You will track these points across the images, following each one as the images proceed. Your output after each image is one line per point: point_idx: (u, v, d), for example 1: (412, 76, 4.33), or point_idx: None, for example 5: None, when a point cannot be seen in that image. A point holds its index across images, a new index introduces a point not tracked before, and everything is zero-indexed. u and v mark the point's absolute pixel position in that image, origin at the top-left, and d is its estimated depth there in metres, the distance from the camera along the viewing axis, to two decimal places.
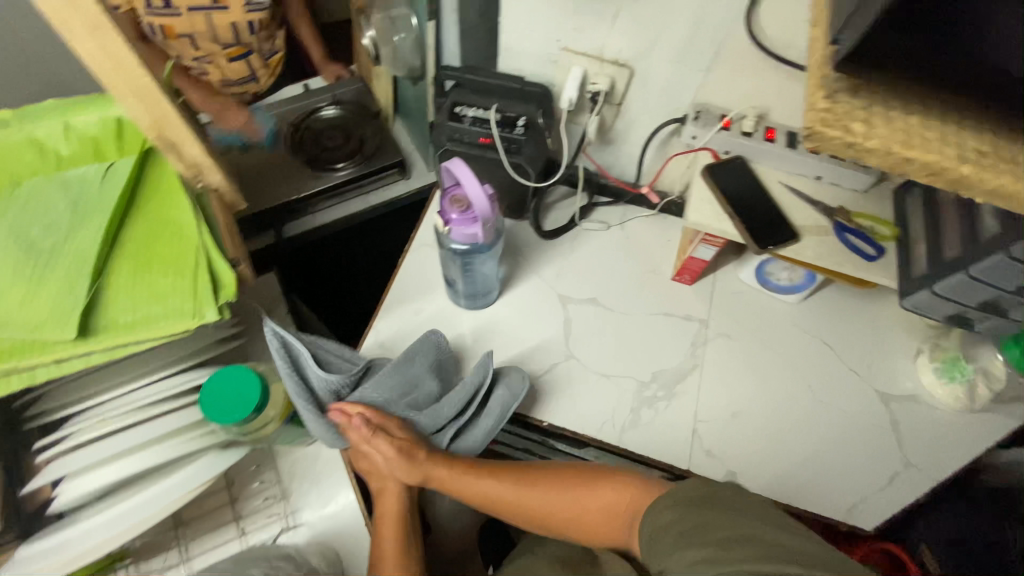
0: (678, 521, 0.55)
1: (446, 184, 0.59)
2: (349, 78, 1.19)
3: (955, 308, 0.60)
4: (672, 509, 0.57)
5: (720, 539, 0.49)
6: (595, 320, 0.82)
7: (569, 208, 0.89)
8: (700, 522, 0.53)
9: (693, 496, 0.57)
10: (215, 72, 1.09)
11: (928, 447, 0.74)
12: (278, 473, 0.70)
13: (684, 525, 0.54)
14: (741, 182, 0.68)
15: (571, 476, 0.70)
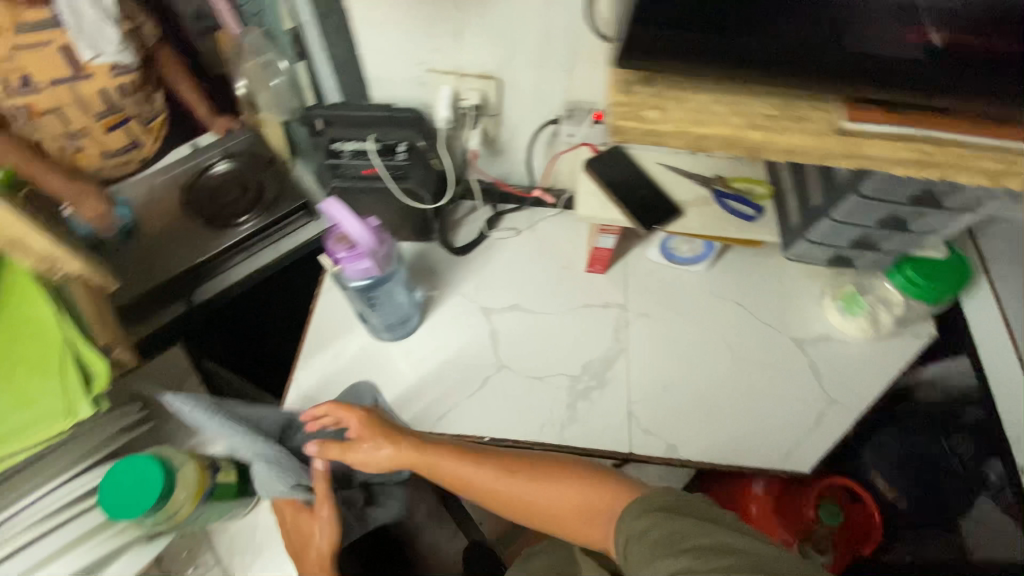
0: (651, 534, 0.50)
1: (328, 224, 0.58)
2: (238, 128, 1.16)
3: (832, 251, 0.64)
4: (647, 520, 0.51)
5: (697, 548, 0.46)
6: (520, 326, 0.82)
7: (477, 221, 0.90)
8: (675, 530, 0.49)
9: (666, 504, 0.52)
10: (93, 146, 1.01)
11: (846, 381, 0.79)
12: (217, 554, 0.67)
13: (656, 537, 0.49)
14: (622, 169, 0.70)
15: (557, 467, 0.62)
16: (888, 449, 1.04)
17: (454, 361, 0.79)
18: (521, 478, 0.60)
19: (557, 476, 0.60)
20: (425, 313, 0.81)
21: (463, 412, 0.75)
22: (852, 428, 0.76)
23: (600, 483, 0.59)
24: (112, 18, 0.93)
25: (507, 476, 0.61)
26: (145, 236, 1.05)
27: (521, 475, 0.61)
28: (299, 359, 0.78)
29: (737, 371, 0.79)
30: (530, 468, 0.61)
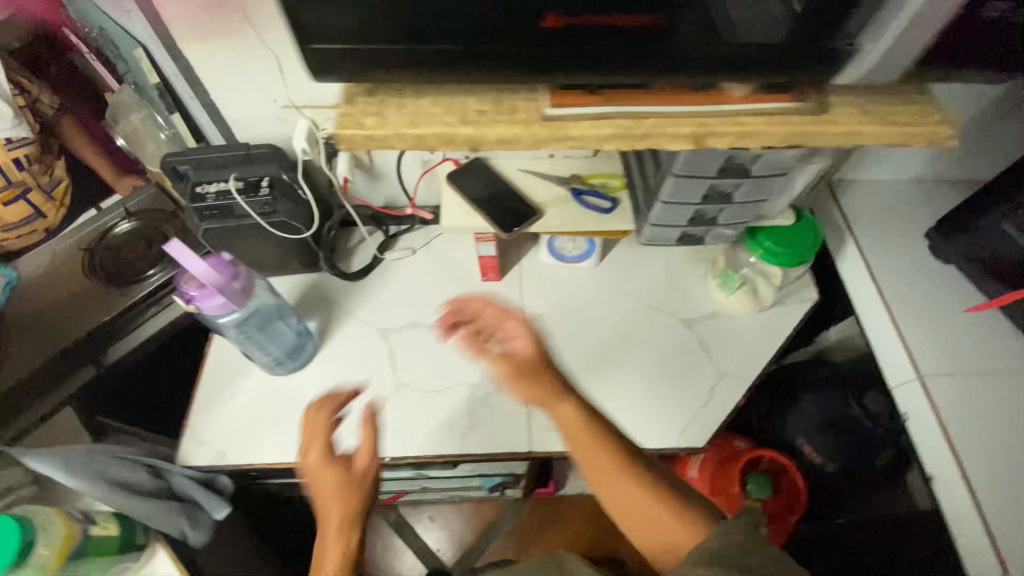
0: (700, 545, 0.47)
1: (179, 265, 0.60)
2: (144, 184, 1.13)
3: (677, 230, 0.67)
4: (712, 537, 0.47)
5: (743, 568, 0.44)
6: (418, 342, 0.83)
7: (371, 245, 0.91)
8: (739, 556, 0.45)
9: (737, 532, 0.47)
10: None
11: (735, 353, 0.81)
12: None
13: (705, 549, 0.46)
14: (482, 178, 0.74)
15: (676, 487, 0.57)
16: (809, 416, 1.06)
17: (352, 385, 0.80)
18: (637, 472, 0.56)
19: (659, 488, 0.55)
20: (322, 340, 0.83)
21: (364, 435, 0.76)
22: (743, 397, 0.78)
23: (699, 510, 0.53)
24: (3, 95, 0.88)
25: (614, 449, 0.57)
26: (40, 302, 1.02)
27: (638, 475, 0.56)
28: (193, 405, 0.78)
29: (631, 359, 0.82)
30: (644, 464, 0.57)
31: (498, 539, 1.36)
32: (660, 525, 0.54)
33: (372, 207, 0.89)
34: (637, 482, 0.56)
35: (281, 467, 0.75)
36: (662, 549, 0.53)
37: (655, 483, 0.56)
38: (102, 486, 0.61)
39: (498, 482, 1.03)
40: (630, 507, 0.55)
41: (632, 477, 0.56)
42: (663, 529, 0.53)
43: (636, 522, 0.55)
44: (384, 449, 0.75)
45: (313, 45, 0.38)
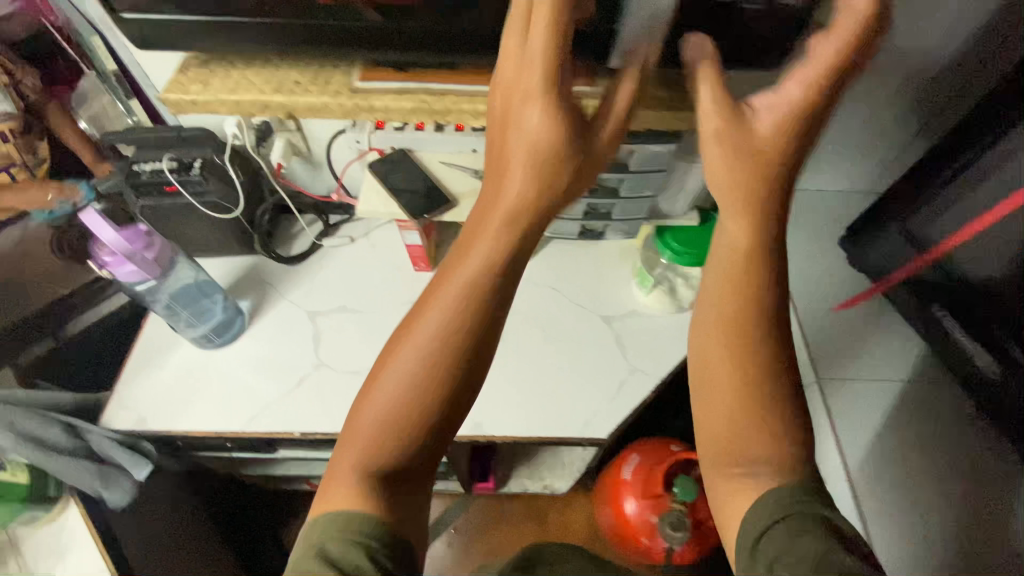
0: (770, 537, 0.42)
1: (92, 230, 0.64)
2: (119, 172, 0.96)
3: (575, 223, 0.70)
4: (772, 489, 0.45)
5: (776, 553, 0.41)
6: (345, 325, 0.86)
7: (310, 232, 0.94)
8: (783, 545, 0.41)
9: (803, 512, 0.43)
10: None
11: (649, 351, 0.83)
12: (21, 560, 0.71)
13: (771, 548, 0.42)
14: (403, 169, 0.78)
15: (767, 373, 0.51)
16: None
17: (275, 362, 0.83)
18: (763, 329, 0.48)
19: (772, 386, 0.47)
20: (253, 318, 0.86)
21: (279, 410, 0.79)
22: (651, 393, 0.80)
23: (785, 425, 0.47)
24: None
25: (752, 306, 0.48)
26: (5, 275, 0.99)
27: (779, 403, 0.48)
28: (122, 373, 0.81)
29: (550, 352, 0.83)
30: (769, 335, 0.48)
31: (445, 536, 1.37)
32: (746, 447, 0.47)
33: (310, 196, 0.92)
34: (741, 361, 0.48)
35: (196, 436, 0.78)
36: (726, 449, 0.48)
37: (762, 363, 0.48)
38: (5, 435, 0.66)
39: None
40: (710, 375, 0.49)
41: (757, 343, 0.48)
42: (748, 444, 0.47)
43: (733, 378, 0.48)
44: (296, 423, 0.78)
45: (128, 14, 0.43)
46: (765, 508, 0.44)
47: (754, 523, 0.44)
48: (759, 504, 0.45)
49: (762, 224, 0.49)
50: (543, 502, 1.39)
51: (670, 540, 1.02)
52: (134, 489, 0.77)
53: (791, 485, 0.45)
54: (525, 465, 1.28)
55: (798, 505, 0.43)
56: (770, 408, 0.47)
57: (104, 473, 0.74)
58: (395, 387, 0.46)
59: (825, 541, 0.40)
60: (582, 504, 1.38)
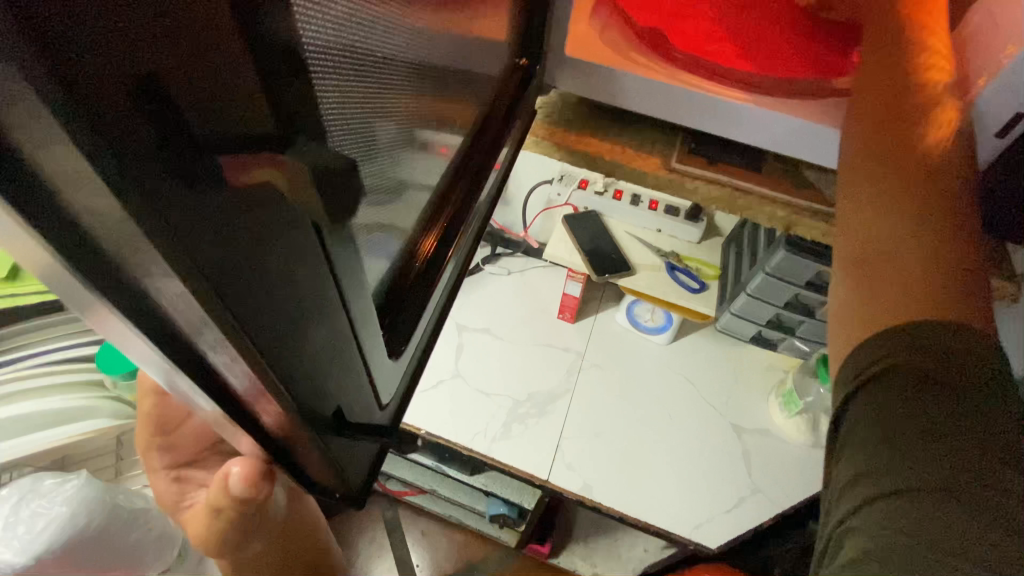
0: (859, 410, 0.30)
1: None
2: None
3: (754, 327, 0.70)
4: (877, 334, 0.31)
5: (863, 421, 0.30)
6: (485, 348, 0.91)
7: (478, 254, 1.02)
8: (878, 422, 0.29)
9: (934, 396, 0.29)
10: None
11: (776, 477, 0.80)
12: None
13: (852, 422, 0.31)
14: (593, 228, 0.84)
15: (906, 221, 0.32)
16: None
17: None
18: (922, 136, 0.34)
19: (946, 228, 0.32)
20: None
21: (412, 404, 0.84)
22: (770, 519, 0.77)
23: (968, 296, 0.30)
24: None
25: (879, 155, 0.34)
26: None
27: (911, 278, 0.31)
28: None
29: (670, 438, 0.83)
30: (913, 149, 0.34)
31: None
32: (913, 293, 0.31)
33: (493, 225, 1.03)
34: (883, 215, 0.33)
35: None
36: (871, 270, 0.32)
37: (934, 199, 0.33)
38: None
39: (500, 514, 1.04)
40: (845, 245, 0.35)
41: (915, 155, 0.34)
42: (914, 292, 0.31)
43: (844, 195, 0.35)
44: (423, 422, 0.83)
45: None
46: (867, 350, 0.31)
47: (853, 368, 0.32)
48: (867, 347, 0.31)
49: (902, 91, 0.35)
50: None
51: None
52: None
53: (941, 334, 0.29)
54: (580, 543, 1.25)
55: (925, 363, 0.29)
56: (933, 252, 0.31)
57: None
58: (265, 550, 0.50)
59: (948, 424, 0.28)
60: None
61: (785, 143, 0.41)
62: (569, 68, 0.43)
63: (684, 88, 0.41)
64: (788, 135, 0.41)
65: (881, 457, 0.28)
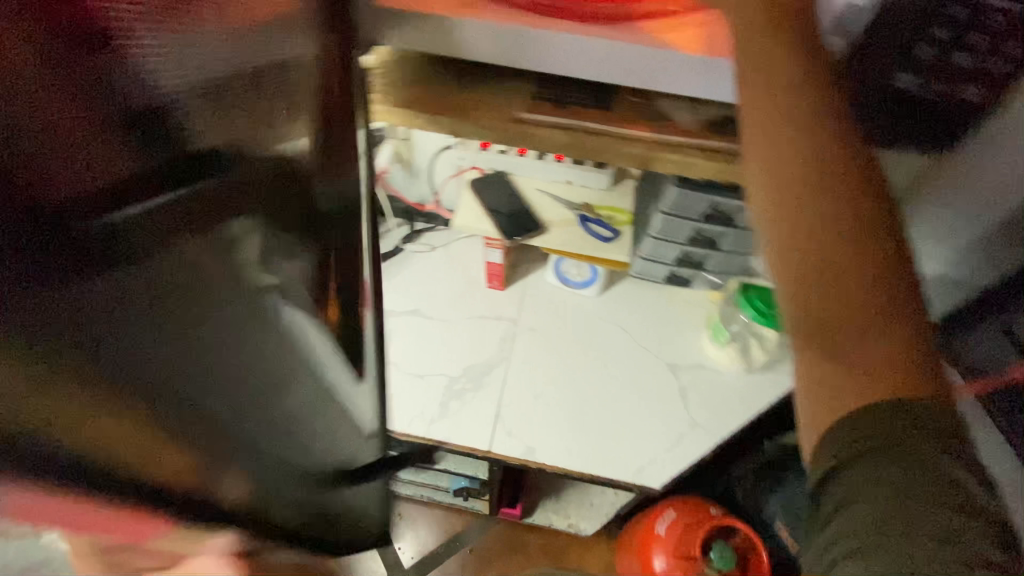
0: (852, 483, 0.30)
1: None
2: None
3: (665, 268, 0.69)
4: (865, 417, 0.30)
5: (869, 496, 0.29)
6: (415, 330, 0.88)
7: (396, 234, 0.98)
8: (883, 501, 0.28)
9: (927, 459, 0.29)
10: None
11: (712, 409, 0.82)
12: None
13: (848, 496, 0.29)
14: (500, 190, 0.81)
15: (873, 298, 0.32)
16: (792, 499, 1.02)
17: None
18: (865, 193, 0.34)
19: (892, 283, 0.32)
20: None
21: None
22: (709, 451, 0.78)
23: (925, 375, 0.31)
24: None
25: (833, 218, 0.33)
26: None
27: (872, 358, 0.31)
28: None
29: (611, 390, 0.83)
30: (862, 211, 0.33)
31: (460, 554, 1.36)
32: (873, 366, 0.31)
33: (405, 201, 0.98)
34: (847, 284, 0.32)
35: None
36: (840, 347, 0.32)
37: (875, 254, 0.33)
38: None
39: (463, 488, 1.05)
40: (814, 310, 0.33)
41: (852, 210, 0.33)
42: (871, 363, 0.31)
43: (796, 258, 0.33)
44: None
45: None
46: (861, 428, 0.30)
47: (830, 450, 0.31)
48: (842, 429, 0.31)
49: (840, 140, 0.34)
50: (562, 540, 1.36)
51: None
52: None
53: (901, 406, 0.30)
54: (553, 499, 1.28)
55: (912, 443, 0.29)
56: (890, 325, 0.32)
57: None
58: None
59: (942, 502, 0.27)
60: (602, 551, 1.34)
61: (631, 74, 0.39)
62: (390, 24, 0.39)
63: (512, 27, 0.37)
64: (630, 65, 0.38)
65: (879, 538, 0.27)
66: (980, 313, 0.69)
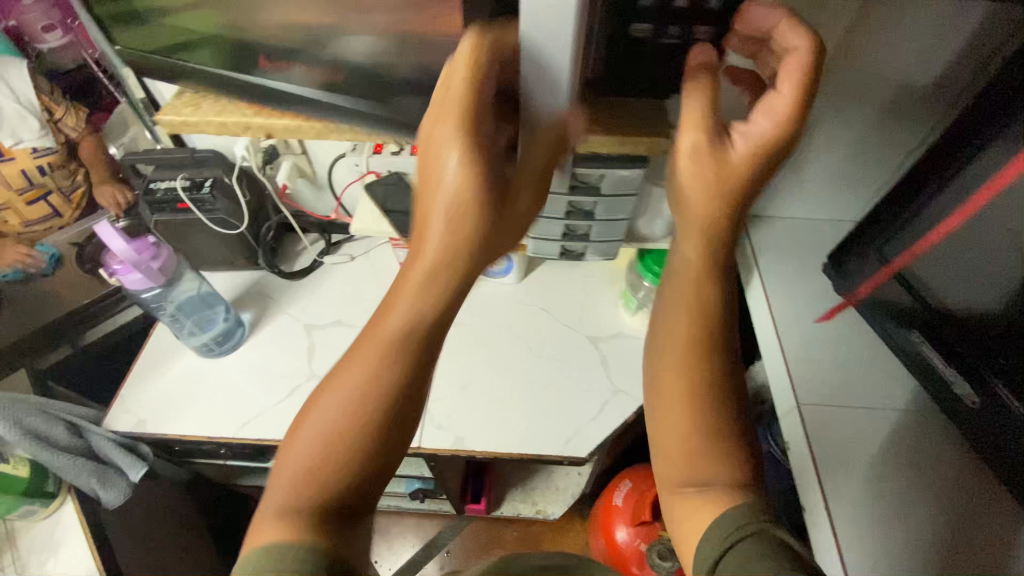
0: (737, 551, 0.37)
1: (108, 265, 0.73)
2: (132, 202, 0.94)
3: (555, 244, 0.71)
4: (732, 511, 0.39)
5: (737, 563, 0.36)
6: (338, 340, 0.89)
7: (313, 250, 0.99)
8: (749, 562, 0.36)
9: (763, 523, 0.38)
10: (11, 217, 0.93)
11: (634, 374, 0.84)
12: (15, 554, 0.77)
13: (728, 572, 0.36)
14: (396, 189, 0.82)
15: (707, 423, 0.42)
16: None
17: (268, 372, 0.85)
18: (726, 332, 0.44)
19: (717, 398, 0.43)
20: (253, 329, 0.90)
21: (268, 419, 0.81)
22: (633, 414, 0.81)
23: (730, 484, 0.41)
24: (36, 109, 0.83)
25: (704, 336, 0.43)
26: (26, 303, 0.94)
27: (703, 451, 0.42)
28: (129, 378, 0.85)
29: (533, 370, 0.85)
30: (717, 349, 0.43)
31: (438, 558, 1.35)
32: (691, 460, 0.42)
33: (314, 215, 0.99)
34: (701, 402, 0.42)
35: (189, 440, 0.80)
36: (693, 445, 0.42)
37: (695, 368, 0.43)
38: (19, 432, 0.73)
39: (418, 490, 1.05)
40: (671, 405, 0.43)
41: (681, 342, 0.43)
42: (684, 458, 0.42)
43: (675, 352, 0.44)
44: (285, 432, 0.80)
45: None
46: (739, 514, 0.39)
47: (705, 551, 0.39)
48: (703, 530, 0.40)
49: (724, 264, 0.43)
50: (537, 528, 1.37)
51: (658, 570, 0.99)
52: (128, 490, 0.82)
53: (742, 506, 0.39)
54: (519, 488, 1.29)
55: (760, 524, 0.38)
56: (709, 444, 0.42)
57: (81, 476, 0.77)
58: (311, 439, 0.38)
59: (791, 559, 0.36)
60: (578, 532, 1.36)
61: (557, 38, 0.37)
62: None
63: None
64: (445, 50, 0.44)
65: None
66: (862, 251, 0.71)
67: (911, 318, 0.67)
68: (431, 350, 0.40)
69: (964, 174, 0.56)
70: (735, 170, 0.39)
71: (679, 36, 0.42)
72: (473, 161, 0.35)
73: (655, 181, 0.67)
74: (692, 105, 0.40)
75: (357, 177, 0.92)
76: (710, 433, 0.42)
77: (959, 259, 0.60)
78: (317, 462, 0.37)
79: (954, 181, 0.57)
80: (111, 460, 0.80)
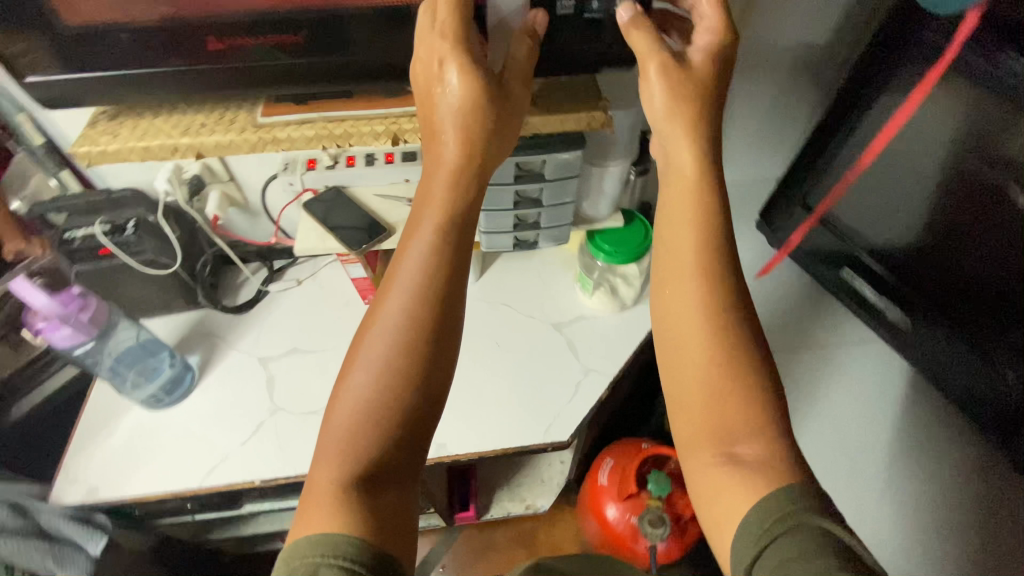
0: (778, 545, 0.36)
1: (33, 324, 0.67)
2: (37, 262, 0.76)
3: (507, 236, 0.72)
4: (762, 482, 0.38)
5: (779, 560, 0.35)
6: (298, 369, 0.85)
7: (256, 280, 0.94)
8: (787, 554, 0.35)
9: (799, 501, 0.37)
10: None
11: (602, 352, 0.86)
12: None
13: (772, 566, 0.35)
14: (337, 204, 0.80)
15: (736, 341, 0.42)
16: None
17: (227, 412, 0.81)
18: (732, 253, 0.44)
19: (736, 323, 0.42)
20: (202, 373, 0.84)
21: (234, 462, 0.77)
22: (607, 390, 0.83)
23: (756, 442, 0.40)
24: None
25: (713, 258, 0.43)
26: None
27: (738, 383, 0.41)
28: (70, 445, 0.78)
29: (504, 366, 0.85)
30: (730, 269, 0.43)
31: None
32: (713, 422, 0.41)
33: (252, 243, 0.95)
34: (722, 328, 0.42)
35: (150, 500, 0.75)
36: (730, 372, 0.41)
37: (708, 292, 0.42)
38: None
39: None
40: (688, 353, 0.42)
41: (688, 262, 0.43)
42: (706, 416, 0.41)
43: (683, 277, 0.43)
44: (254, 473, 0.76)
45: (21, 73, 0.42)
46: (769, 504, 0.37)
47: (744, 548, 0.37)
48: (735, 514, 0.39)
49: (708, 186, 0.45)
50: (529, 525, 1.37)
51: (652, 539, 1.01)
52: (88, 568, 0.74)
53: (771, 482, 0.38)
54: (506, 488, 1.28)
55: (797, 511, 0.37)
56: (738, 375, 0.41)
57: (34, 560, 0.69)
58: (373, 348, 0.42)
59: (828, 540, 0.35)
60: (568, 522, 1.37)
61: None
62: None
63: None
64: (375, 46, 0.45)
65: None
66: (788, 198, 0.77)
67: (838, 258, 0.75)
68: (462, 252, 0.45)
69: (866, 116, 0.65)
70: (699, 80, 0.45)
71: (600, 9, 0.44)
72: (472, 84, 0.42)
73: (593, 162, 0.69)
74: (640, 43, 0.44)
75: (291, 197, 0.90)
76: (739, 361, 0.41)
77: (877, 192, 0.69)
78: (355, 439, 0.40)
79: (863, 121, 0.65)
80: (65, 537, 0.73)
